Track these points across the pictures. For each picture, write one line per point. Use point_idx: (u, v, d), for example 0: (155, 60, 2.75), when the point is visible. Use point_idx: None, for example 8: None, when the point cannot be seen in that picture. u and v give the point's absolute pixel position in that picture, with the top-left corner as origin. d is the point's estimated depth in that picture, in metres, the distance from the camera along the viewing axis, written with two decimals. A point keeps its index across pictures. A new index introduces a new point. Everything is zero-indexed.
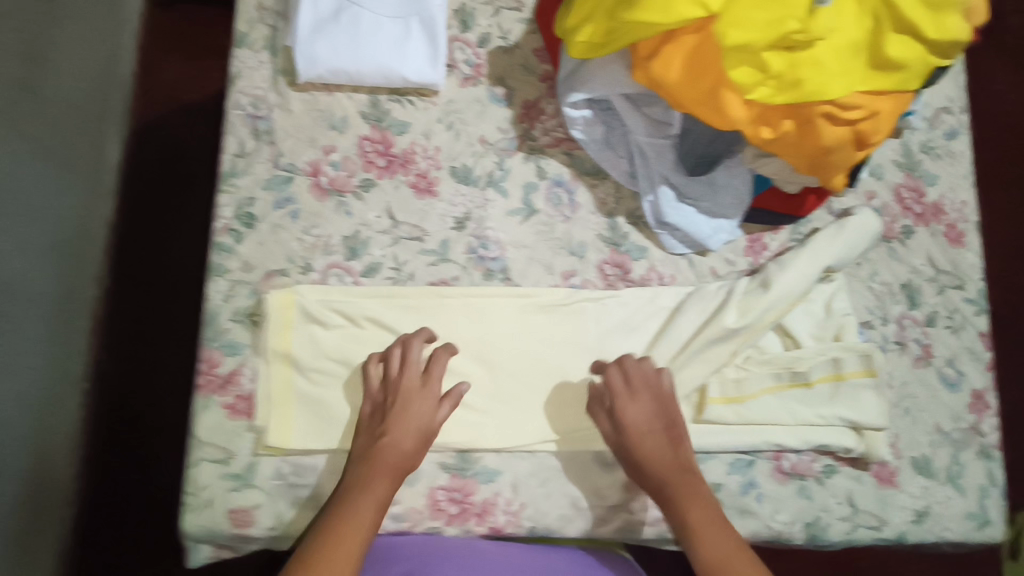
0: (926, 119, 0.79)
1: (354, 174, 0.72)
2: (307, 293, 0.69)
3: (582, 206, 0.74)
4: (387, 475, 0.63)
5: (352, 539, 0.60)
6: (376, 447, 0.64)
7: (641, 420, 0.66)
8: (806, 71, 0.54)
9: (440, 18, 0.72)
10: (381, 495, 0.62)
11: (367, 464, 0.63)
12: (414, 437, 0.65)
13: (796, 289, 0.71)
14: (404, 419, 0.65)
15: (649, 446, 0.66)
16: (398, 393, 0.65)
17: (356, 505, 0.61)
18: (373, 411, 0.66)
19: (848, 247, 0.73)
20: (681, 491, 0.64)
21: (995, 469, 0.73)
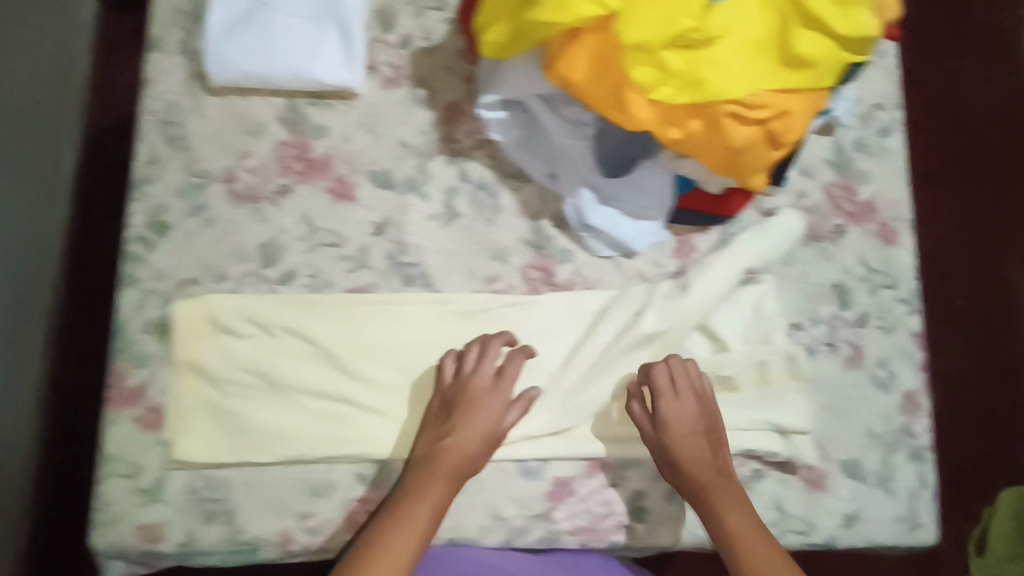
0: (861, 115, 0.77)
1: (270, 180, 0.71)
2: (217, 303, 0.67)
3: (506, 210, 0.72)
4: (445, 479, 0.63)
5: (404, 544, 0.60)
6: (439, 449, 0.64)
7: (688, 421, 0.67)
8: (705, 71, 0.54)
9: (355, 18, 0.71)
10: (437, 499, 0.63)
11: (426, 467, 0.64)
12: (476, 439, 0.65)
13: (715, 293, 0.71)
14: (469, 422, 0.65)
15: (694, 448, 0.66)
16: (464, 395, 0.66)
17: (414, 510, 0.62)
18: (440, 411, 0.66)
19: (769, 248, 0.73)
20: (714, 495, 0.65)
21: (926, 471, 0.72)
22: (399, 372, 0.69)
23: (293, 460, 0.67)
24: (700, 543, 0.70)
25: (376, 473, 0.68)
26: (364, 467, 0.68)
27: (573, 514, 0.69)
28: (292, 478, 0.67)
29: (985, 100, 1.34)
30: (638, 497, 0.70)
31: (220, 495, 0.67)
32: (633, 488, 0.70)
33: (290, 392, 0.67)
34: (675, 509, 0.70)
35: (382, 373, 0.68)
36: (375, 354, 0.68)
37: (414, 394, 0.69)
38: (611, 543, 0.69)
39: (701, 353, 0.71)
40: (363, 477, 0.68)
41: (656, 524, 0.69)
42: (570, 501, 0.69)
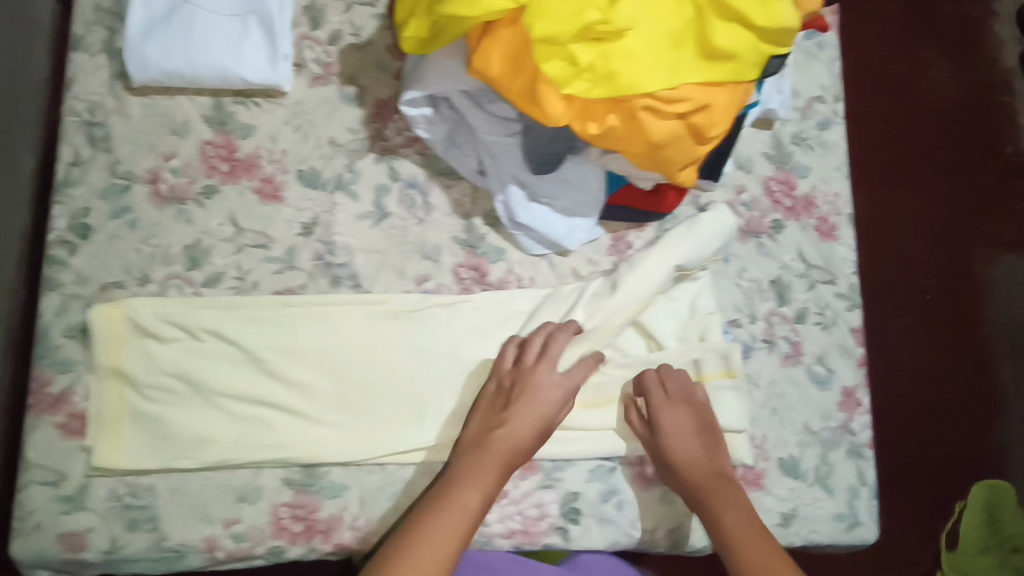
0: (799, 109, 0.77)
1: (195, 181, 0.69)
2: (139, 306, 0.66)
3: (437, 208, 0.72)
4: (500, 466, 0.63)
5: (451, 529, 0.58)
6: (495, 435, 0.64)
7: (681, 425, 0.67)
8: (618, 63, 0.53)
9: (279, 17, 0.70)
10: (487, 484, 0.62)
11: (478, 454, 0.63)
12: (534, 425, 0.65)
13: (646, 291, 0.70)
14: (527, 407, 0.65)
15: (687, 449, 0.66)
16: (522, 380, 0.66)
17: (461, 495, 0.60)
18: (499, 398, 0.66)
19: (702, 244, 0.72)
20: (715, 498, 0.64)
21: (864, 468, 0.72)
22: (327, 374, 0.68)
23: (218, 465, 0.65)
24: (637, 544, 0.70)
25: (304, 478, 0.66)
26: (291, 472, 0.66)
27: (506, 516, 0.67)
28: (217, 484, 0.65)
29: (909, 121, 1.44)
30: (573, 498, 0.69)
31: (144, 502, 0.64)
32: (568, 489, 0.69)
33: (214, 396, 0.66)
34: (611, 510, 0.69)
35: (309, 376, 0.67)
36: (303, 356, 0.68)
37: (342, 397, 0.68)
38: (546, 546, 0.68)
39: (636, 351, 0.71)
40: (291, 481, 0.66)
41: (592, 526, 0.68)
42: (503, 503, 0.67)
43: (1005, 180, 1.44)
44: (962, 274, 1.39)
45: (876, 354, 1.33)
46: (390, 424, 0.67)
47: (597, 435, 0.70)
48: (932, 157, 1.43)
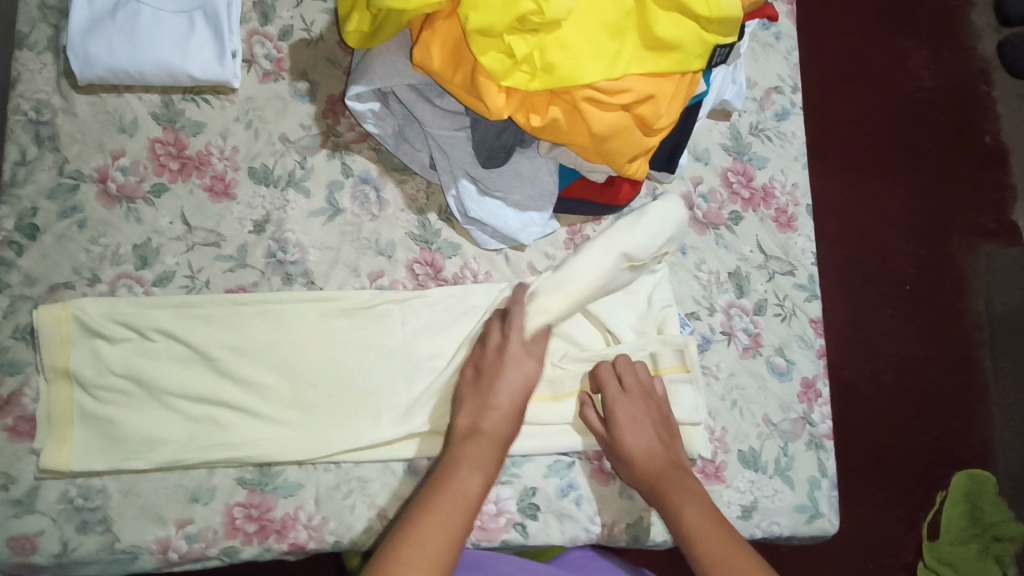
0: (757, 100, 0.79)
1: (145, 179, 0.69)
2: (88, 307, 0.65)
3: (390, 204, 0.71)
4: (498, 445, 0.61)
5: (459, 510, 0.56)
6: (489, 416, 0.62)
7: (638, 419, 0.66)
8: (554, 55, 0.53)
9: (227, 13, 0.69)
10: (489, 465, 0.60)
11: (470, 437, 0.61)
12: (519, 403, 0.63)
13: (588, 277, 0.66)
14: (512, 383, 0.63)
15: (642, 445, 0.65)
16: (501, 362, 0.64)
17: (462, 478, 0.58)
18: (473, 383, 0.64)
19: (650, 232, 0.69)
20: (668, 494, 0.63)
21: (825, 459, 0.72)
22: (278, 372, 0.67)
23: (171, 466, 0.64)
24: (596, 539, 0.69)
25: (258, 477, 0.65)
26: (245, 472, 0.65)
27: None
28: (171, 485, 0.64)
29: (880, 113, 1.43)
30: (531, 494, 0.68)
31: (96, 503, 0.63)
32: (525, 485, 0.68)
33: (165, 396, 0.65)
34: (569, 505, 0.68)
35: (261, 375, 0.67)
36: (254, 355, 0.67)
37: (295, 395, 0.67)
38: (503, 543, 0.67)
39: (592, 344, 0.71)
40: (245, 481, 0.65)
41: (551, 522, 0.68)
42: None
43: (985, 168, 1.44)
44: (941, 263, 1.38)
45: (856, 345, 1.32)
46: (344, 422, 0.66)
47: (553, 430, 0.69)
48: (911, 146, 1.42)
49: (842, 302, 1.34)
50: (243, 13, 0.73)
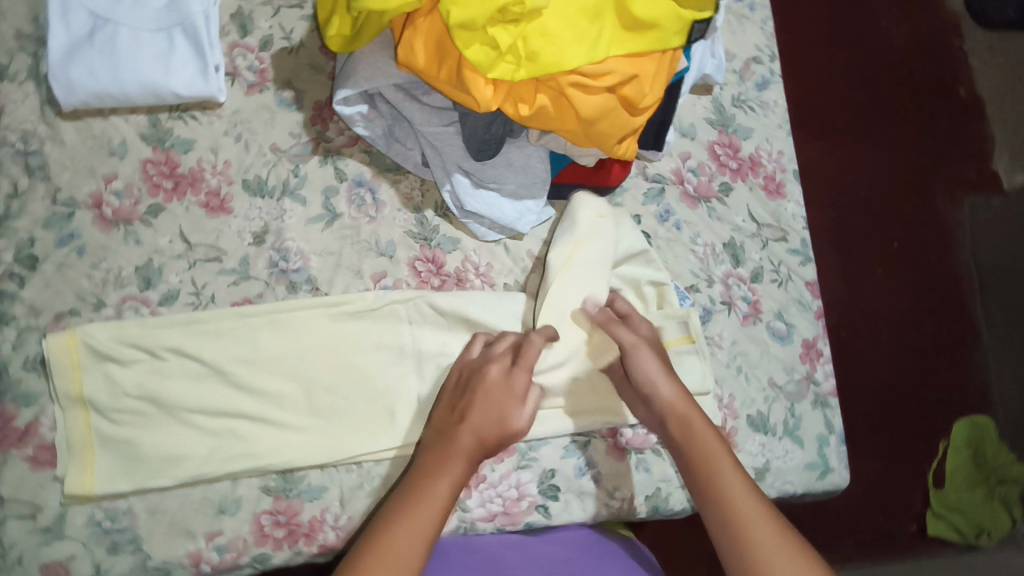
0: (737, 72, 0.80)
1: (140, 201, 0.69)
2: (96, 332, 0.65)
3: (387, 204, 0.72)
4: (468, 458, 0.59)
5: (428, 516, 0.54)
6: (457, 430, 0.60)
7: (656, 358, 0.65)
8: (537, 43, 0.54)
9: (205, 28, 0.69)
10: (458, 477, 0.57)
11: (441, 446, 0.59)
12: (493, 429, 0.61)
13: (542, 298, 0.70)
14: (486, 406, 0.61)
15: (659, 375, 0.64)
16: (478, 379, 0.63)
17: (428, 484, 0.56)
18: (449, 410, 0.63)
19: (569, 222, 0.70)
20: (690, 420, 0.61)
21: (831, 416, 0.74)
22: (292, 380, 0.68)
23: (194, 482, 0.65)
24: (617, 514, 0.70)
25: (282, 484, 0.66)
26: (268, 480, 0.66)
27: (486, 500, 0.67)
28: (196, 499, 0.65)
29: (857, 72, 1.44)
30: (550, 476, 0.69)
31: (124, 524, 0.64)
32: (544, 467, 0.69)
33: (182, 413, 0.66)
34: (589, 483, 0.70)
35: (275, 383, 0.67)
36: (266, 365, 0.67)
37: (310, 400, 0.68)
38: (528, 525, 0.68)
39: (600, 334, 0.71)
40: (269, 489, 0.66)
41: (572, 501, 0.69)
42: (482, 488, 0.68)
43: (964, 122, 1.46)
44: (928, 218, 1.41)
45: (853, 305, 1.33)
46: (361, 422, 0.68)
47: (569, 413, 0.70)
48: (890, 106, 1.44)
49: (837, 264, 1.35)
50: (221, 26, 0.73)
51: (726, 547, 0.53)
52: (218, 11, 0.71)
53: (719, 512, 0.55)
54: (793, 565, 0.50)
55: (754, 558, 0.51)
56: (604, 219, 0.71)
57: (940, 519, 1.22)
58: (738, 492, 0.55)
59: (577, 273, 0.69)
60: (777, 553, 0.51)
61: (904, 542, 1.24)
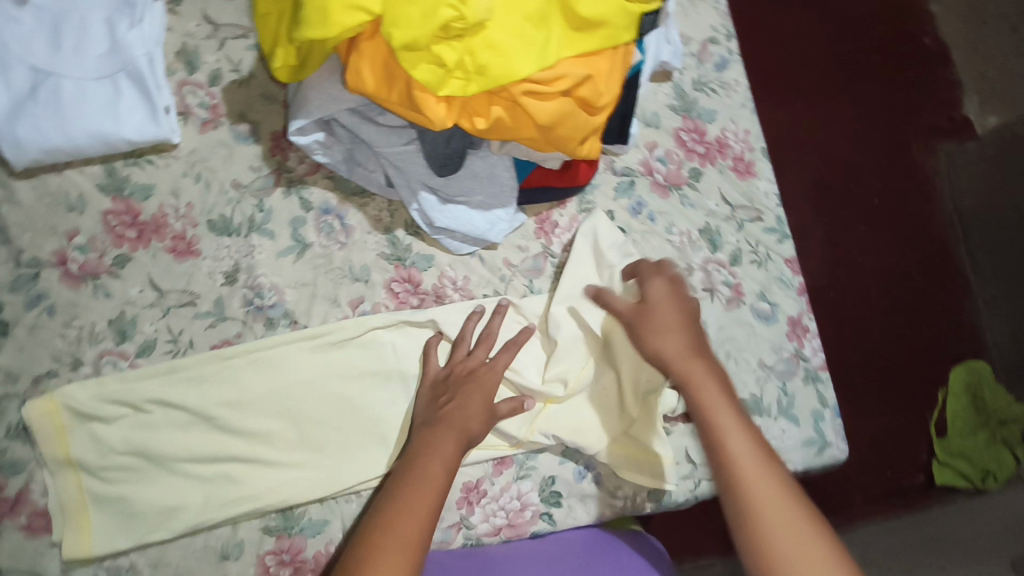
0: (695, 55, 0.80)
1: (105, 253, 0.67)
2: (76, 392, 0.63)
3: (356, 228, 0.71)
4: (457, 439, 0.61)
5: (429, 498, 0.56)
6: (443, 413, 0.63)
7: (669, 330, 0.64)
8: (484, 55, 0.53)
9: (150, 69, 0.68)
10: (452, 459, 0.60)
11: (429, 431, 0.62)
12: (482, 417, 0.64)
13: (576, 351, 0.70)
14: (475, 394, 0.65)
15: (677, 347, 0.63)
16: (457, 372, 0.67)
17: (425, 466, 0.58)
18: (432, 400, 0.66)
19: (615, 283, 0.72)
20: (694, 380, 0.62)
21: (823, 390, 0.75)
22: (282, 417, 0.67)
23: (194, 531, 0.64)
24: (622, 512, 0.71)
25: (282, 522, 0.66)
26: (269, 520, 0.66)
27: (490, 514, 0.67)
28: (198, 548, 0.64)
29: (819, 31, 1.43)
30: (551, 483, 0.69)
31: None
32: (543, 475, 0.69)
33: (174, 463, 0.65)
34: (589, 486, 0.70)
35: (264, 423, 0.67)
36: (252, 405, 0.67)
37: (302, 435, 0.67)
38: (534, 534, 0.68)
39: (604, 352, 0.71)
40: (270, 528, 0.65)
41: (575, 505, 0.70)
42: (484, 503, 0.67)
43: (931, 69, 1.45)
44: (906, 171, 1.41)
45: (840, 266, 1.33)
46: (356, 451, 0.68)
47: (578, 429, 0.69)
48: (856, 63, 1.43)
49: (819, 225, 1.35)
50: (167, 65, 0.71)
51: (738, 505, 0.55)
52: (162, 51, 0.70)
53: (736, 481, 0.55)
54: (805, 532, 0.52)
55: (765, 522, 0.53)
56: None
57: (946, 467, 1.21)
58: (752, 453, 0.56)
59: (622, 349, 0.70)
60: (785, 514, 0.53)
61: (914, 494, 1.23)
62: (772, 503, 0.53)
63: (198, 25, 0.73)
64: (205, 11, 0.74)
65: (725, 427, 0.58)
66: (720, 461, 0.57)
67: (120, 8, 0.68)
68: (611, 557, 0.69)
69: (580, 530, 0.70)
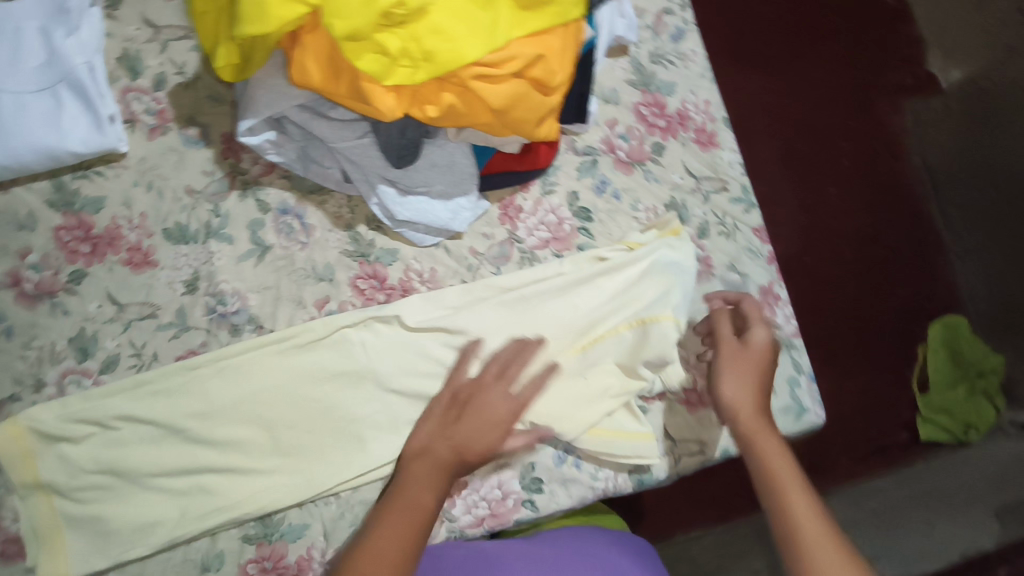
0: (650, 27, 0.79)
1: (59, 271, 0.65)
2: (42, 414, 0.62)
3: (316, 227, 0.70)
4: (445, 467, 0.62)
5: (408, 523, 0.58)
6: (443, 438, 0.63)
7: (744, 379, 0.67)
8: (430, 42, 0.51)
9: (91, 78, 0.66)
10: (439, 482, 0.61)
11: (421, 456, 0.63)
12: (488, 435, 0.64)
13: (555, 342, 0.70)
14: (482, 415, 0.64)
15: (752, 401, 0.66)
16: (474, 389, 0.66)
17: (414, 494, 0.60)
18: (449, 409, 0.65)
19: (593, 286, 0.71)
20: (756, 442, 0.64)
21: (797, 356, 0.75)
22: (254, 424, 0.66)
23: (173, 545, 0.63)
24: (604, 494, 0.71)
25: (262, 530, 0.65)
26: (248, 528, 0.65)
27: (472, 505, 0.67)
28: (178, 562, 0.64)
29: None
30: (532, 469, 0.69)
31: None
32: (524, 462, 0.69)
33: (147, 479, 0.63)
34: (570, 469, 0.70)
35: (236, 432, 0.65)
36: (223, 414, 0.65)
37: (276, 442, 0.66)
38: (517, 522, 0.68)
39: (584, 340, 0.71)
40: (250, 537, 0.65)
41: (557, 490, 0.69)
42: (465, 494, 0.67)
43: (892, 28, 1.45)
44: (874, 131, 1.41)
45: (815, 232, 1.33)
46: (332, 453, 0.66)
47: (554, 412, 0.68)
48: (818, 26, 1.43)
49: (791, 191, 1.35)
50: (109, 72, 0.69)
51: (790, 555, 0.57)
52: (103, 58, 0.67)
53: (789, 536, 0.57)
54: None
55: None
56: (644, 281, 0.71)
57: (929, 424, 1.23)
58: (809, 515, 0.58)
59: (603, 346, 0.71)
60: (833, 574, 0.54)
61: (898, 451, 1.25)
62: (820, 553, 0.55)
63: (138, 29, 0.71)
64: (145, 14, 0.72)
65: (788, 493, 0.59)
66: (781, 519, 0.58)
67: (56, 17, 0.66)
68: (597, 554, 0.68)
69: (552, 532, 0.71)
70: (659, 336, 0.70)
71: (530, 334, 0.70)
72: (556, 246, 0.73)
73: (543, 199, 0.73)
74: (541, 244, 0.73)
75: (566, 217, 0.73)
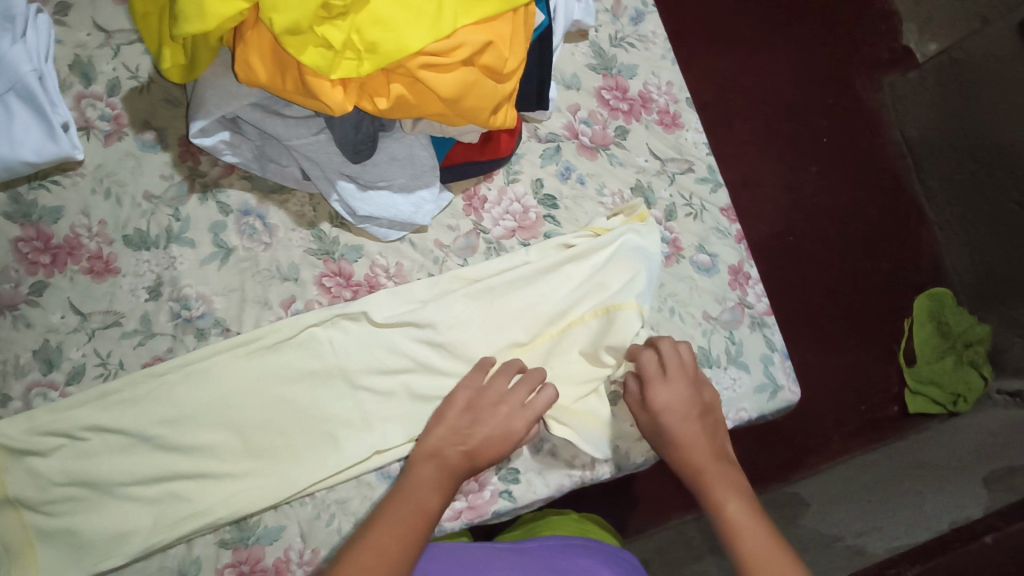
0: (609, 11, 0.79)
1: (19, 283, 0.64)
2: (7, 428, 0.61)
3: (279, 227, 0.69)
4: (454, 472, 0.62)
5: (416, 522, 0.58)
6: (456, 445, 0.63)
7: (673, 440, 0.66)
8: (371, 32, 0.51)
9: (41, 86, 0.64)
10: (448, 486, 0.62)
11: (430, 457, 0.63)
12: (499, 441, 0.64)
13: (525, 331, 0.70)
14: (496, 428, 0.64)
15: (696, 461, 0.66)
16: (489, 396, 0.66)
17: (424, 496, 0.60)
18: (464, 411, 0.65)
19: (560, 273, 0.71)
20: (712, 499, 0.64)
21: (769, 334, 0.75)
22: (225, 428, 0.65)
23: (148, 553, 0.62)
24: (581, 482, 0.70)
25: (237, 534, 0.65)
26: (223, 533, 0.64)
27: None
28: (155, 570, 0.63)
29: None
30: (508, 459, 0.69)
31: None
32: None
33: (119, 489, 0.63)
34: (547, 458, 0.70)
35: (207, 437, 0.65)
36: (193, 420, 0.65)
37: (248, 445, 0.65)
38: (496, 513, 0.68)
39: (551, 328, 0.70)
40: (226, 541, 0.64)
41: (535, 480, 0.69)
42: None
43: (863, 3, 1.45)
44: (851, 106, 1.40)
45: (797, 211, 1.33)
46: (305, 453, 0.66)
47: None
48: (790, 4, 1.43)
49: (769, 170, 1.34)
50: (61, 80, 0.68)
51: None
52: (53, 65, 0.66)
53: None
54: None
55: None
56: (606, 266, 0.71)
57: (918, 396, 1.25)
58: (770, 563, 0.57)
59: (569, 334, 0.70)
60: None
61: (889, 425, 1.24)
62: None
63: (89, 34, 0.70)
64: (95, 19, 0.71)
65: (745, 547, 0.59)
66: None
67: None
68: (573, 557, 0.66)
69: (540, 541, 0.69)
70: (625, 325, 0.69)
71: (496, 324, 0.70)
72: (522, 234, 0.72)
73: (508, 187, 0.73)
74: (507, 233, 0.72)
75: (531, 205, 0.73)
